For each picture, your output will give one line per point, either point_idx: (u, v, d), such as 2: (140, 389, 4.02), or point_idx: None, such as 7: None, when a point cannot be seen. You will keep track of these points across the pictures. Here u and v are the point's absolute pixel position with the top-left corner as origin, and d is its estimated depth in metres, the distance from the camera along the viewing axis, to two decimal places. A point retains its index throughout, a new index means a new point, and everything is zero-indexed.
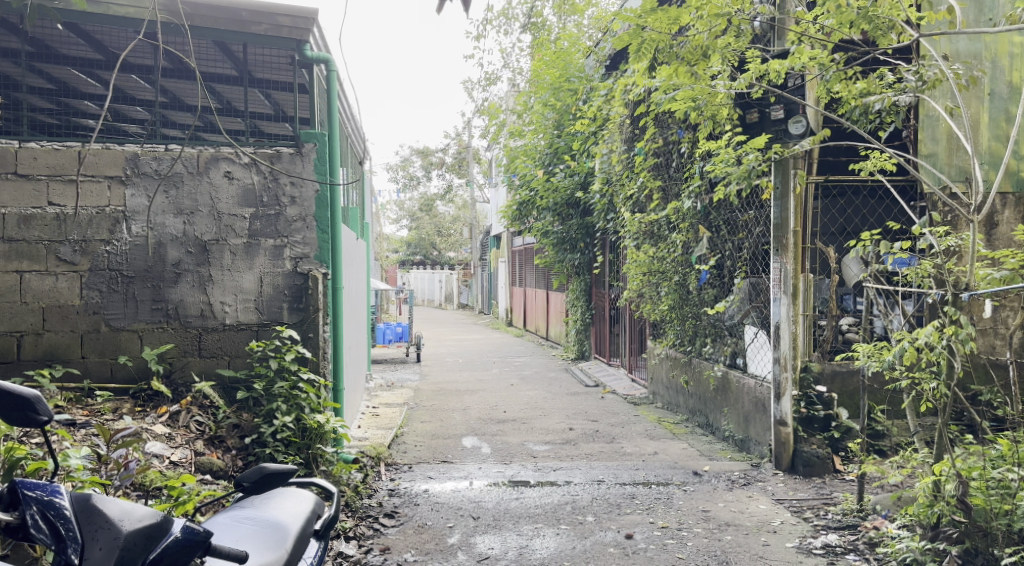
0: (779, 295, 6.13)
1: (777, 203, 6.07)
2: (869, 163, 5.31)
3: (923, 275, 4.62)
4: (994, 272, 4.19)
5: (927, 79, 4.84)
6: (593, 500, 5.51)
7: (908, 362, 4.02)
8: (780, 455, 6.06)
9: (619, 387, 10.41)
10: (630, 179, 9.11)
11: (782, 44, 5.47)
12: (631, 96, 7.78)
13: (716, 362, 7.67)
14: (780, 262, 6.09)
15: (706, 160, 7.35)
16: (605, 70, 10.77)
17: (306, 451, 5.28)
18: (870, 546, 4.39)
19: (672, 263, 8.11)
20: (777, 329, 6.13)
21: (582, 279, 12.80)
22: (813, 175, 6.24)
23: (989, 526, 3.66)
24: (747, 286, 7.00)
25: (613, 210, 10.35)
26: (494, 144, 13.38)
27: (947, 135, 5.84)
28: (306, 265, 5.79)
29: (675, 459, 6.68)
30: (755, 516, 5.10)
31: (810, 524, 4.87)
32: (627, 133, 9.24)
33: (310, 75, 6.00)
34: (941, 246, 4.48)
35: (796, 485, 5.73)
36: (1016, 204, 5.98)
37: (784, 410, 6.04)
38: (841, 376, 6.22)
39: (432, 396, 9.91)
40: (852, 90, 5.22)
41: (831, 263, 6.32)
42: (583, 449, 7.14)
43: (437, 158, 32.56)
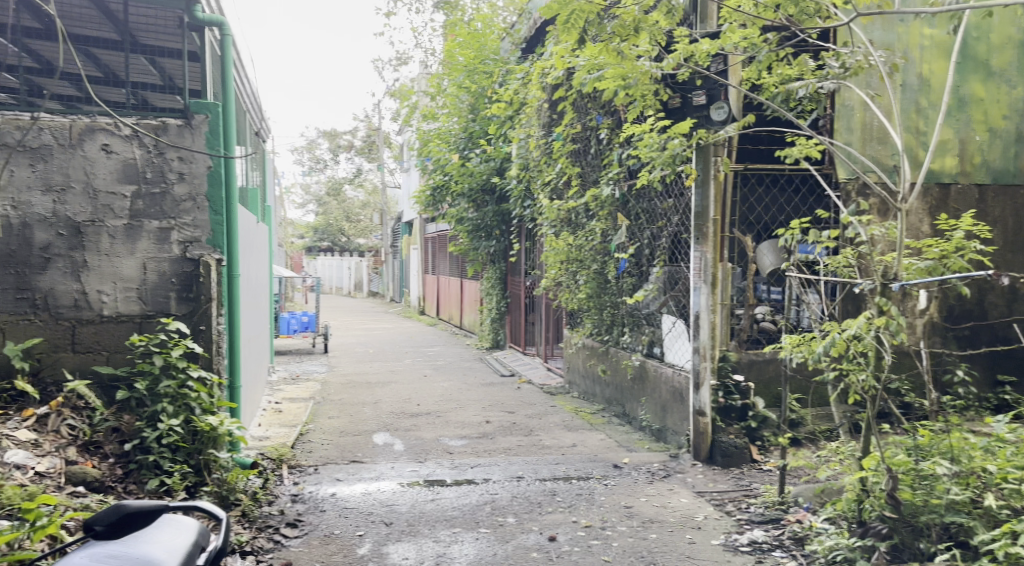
0: (699, 285, 6.01)
1: (698, 190, 5.95)
2: (793, 151, 5.22)
3: (843, 265, 4.58)
4: (918, 262, 4.13)
5: (850, 66, 4.79)
6: (513, 499, 5.25)
7: (838, 354, 3.92)
8: (699, 445, 5.97)
9: (535, 377, 10.22)
10: (549, 165, 8.75)
11: (707, 26, 5.29)
12: (549, 79, 7.47)
13: (634, 351, 7.55)
14: (700, 251, 5.98)
15: (626, 146, 7.17)
16: (521, 53, 10.49)
17: (197, 457, 4.75)
18: (796, 541, 4.30)
19: (591, 252, 7.86)
20: (696, 318, 6.01)
21: (496, 267, 12.56)
22: (733, 163, 6.14)
23: (917, 521, 3.66)
24: (664, 276, 6.86)
25: (530, 197, 10.06)
26: (405, 127, 12.73)
27: (862, 126, 5.77)
28: (196, 250, 5.20)
29: (594, 451, 6.50)
30: (678, 510, 4.97)
31: (733, 519, 4.77)
32: (545, 117, 8.86)
33: (200, 40, 5.42)
34: (865, 235, 4.44)
35: (715, 476, 5.66)
36: (924, 194, 5.57)
37: (703, 400, 5.94)
38: (758, 365, 6.18)
39: (339, 389, 9.38)
40: (774, 77, 5.21)
41: (749, 252, 6.22)
42: (500, 443, 6.86)
43: (344, 141, 31.35)
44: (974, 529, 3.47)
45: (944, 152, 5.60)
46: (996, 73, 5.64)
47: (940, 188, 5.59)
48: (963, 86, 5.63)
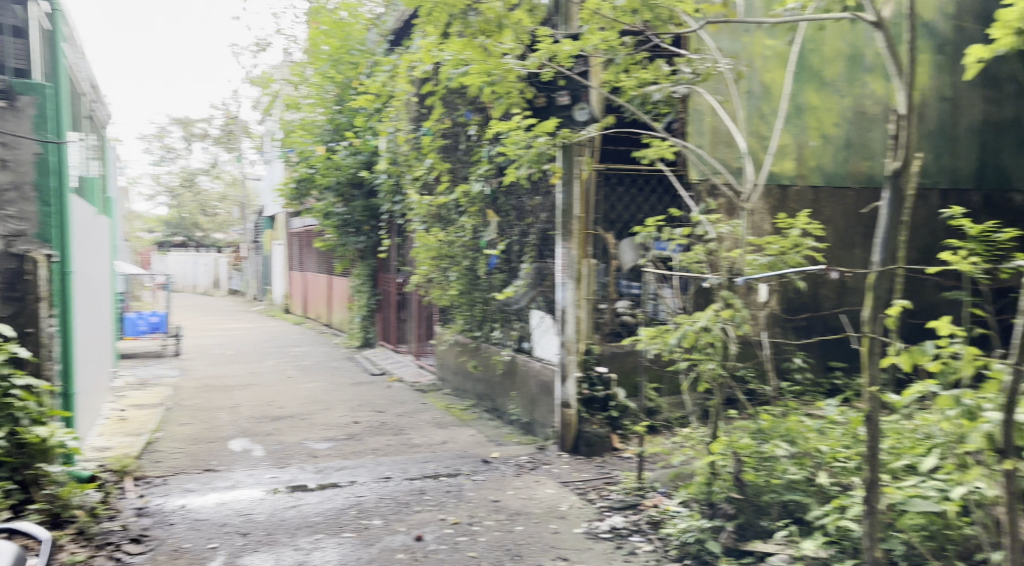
0: (565, 280, 6.17)
1: (563, 188, 6.10)
2: (649, 151, 5.43)
3: (695, 260, 4.86)
4: (759, 258, 4.49)
5: (700, 72, 5.14)
6: (379, 500, 5.13)
7: (689, 344, 4.16)
8: (564, 436, 6.12)
9: (405, 374, 10.09)
10: (418, 160, 8.56)
11: (570, 28, 5.34)
12: (416, 73, 7.35)
13: (504, 346, 7.62)
14: (566, 247, 6.15)
15: (495, 143, 7.21)
16: (389, 45, 10.31)
17: (23, 472, 4.29)
18: (653, 525, 4.48)
19: (461, 247, 7.74)
20: (562, 313, 6.16)
21: (365, 264, 12.18)
22: (596, 162, 6.28)
23: (759, 500, 3.97)
24: (533, 272, 6.98)
25: (399, 192, 9.90)
26: (267, 117, 12.15)
27: (712, 130, 5.99)
28: (22, 245, 4.74)
29: (464, 447, 6.50)
30: (544, 501, 5.05)
31: (595, 507, 4.91)
32: (413, 111, 8.75)
33: (26, 13, 4.84)
34: (714, 232, 4.75)
35: (580, 465, 5.82)
36: (767, 194, 6.01)
37: (569, 391, 6.11)
38: (619, 357, 6.31)
39: (194, 394, 8.83)
40: (632, 80, 5.31)
41: (611, 249, 6.37)
42: (367, 444, 6.71)
43: (200, 130, 29.57)
44: (809, 505, 3.83)
45: (783, 156, 6.04)
46: (828, 83, 6.13)
47: (780, 190, 6.04)
48: (800, 95, 6.09)
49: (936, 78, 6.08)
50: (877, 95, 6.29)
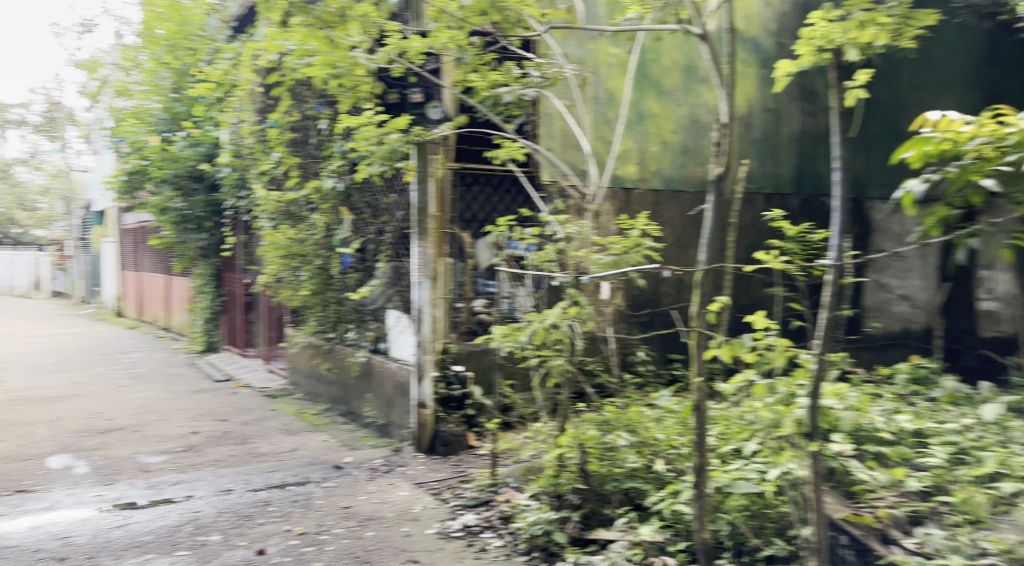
0: (422, 279, 6.08)
1: (417, 186, 6.00)
2: (501, 152, 5.44)
3: (546, 259, 4.97)
4: (604, 257, 4.67)
5: (549, 76, 5.29)
6: (219, 514, 4.83)
7: (539, 341, 4.26)
8: (420, 437, 6.02)
9: (253, 379, 9.60)
10: (264, 154, 8.15)
11: (421, 24, 5.26)
12: (260, 63, 6.99)
13: (358, 347, 7.43)
14: (421, 246, 6.06)
15: (346, 138, 7.00)
16: (231, 32, 9.76)
17: None
18: (504, 520, 4.53)
19: (313, 246, 7.35)
20: (418, 312, 6.07)
21: (208, 262, 11.48)
22: (450, 161, 6.23)
23: (603, 489, 4.12)
24: (390, 270, 6.85)
25: (245, 187, 9.39)
26: (93, 102, 11.13)
27: (562, 134, 6.06)
28: None
29: (314, 454, 6.26)
30: (396, 504, 4.96)
31: (448, 506, 4.89)
32: (258, 102, 8.32)
33: None
34: (563, 232, 4.88)
35: (435, 466, 5.77)
36: (613, 197, 6.26)
37: (424, 392, 5.99)
38: (476, 355, 6.26)
39: (5, 408, 7.91)
40: (484, 81, 5.25)
41: (468, 248, 6.26)
42: (208, 455, 6.30)
43: (16, 115, 26.63)
44: (647, 491, 4.04)
45: (627, 160, 6.32)
46: (666, 92, 6.49)
47: (624, 192, 6.31)
48: (641, 102, 6.40)
49: (761, 91, 6.59)
50: (710, 105, 6.71)
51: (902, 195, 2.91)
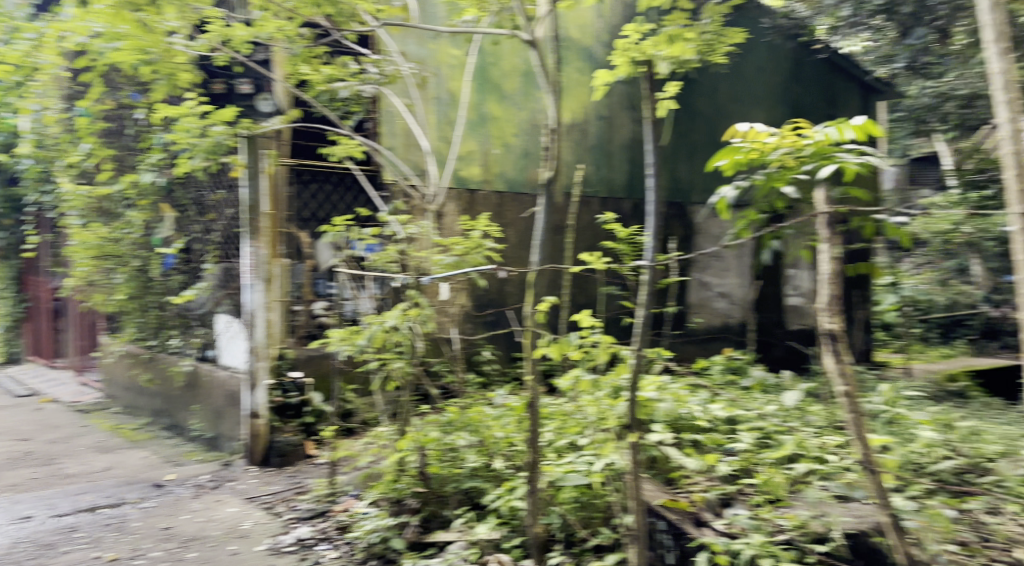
0: (254, 281, 5.49)
1: (247, 183, 5.36)
2: (337, 149, 5.23)
3: (388, 262, 4.78)
4: (446, 258, 4.58)
5: (387, 73, 5.19)
6: (13, 546, 4.30)
7: (378, 344, 4.05)
8: (253, 449, 5.53)
9: (63, 394, 8.68)
10: (71, 145, 7.39)
11: (245, 13, 5.04)
12: (62, 45, 6.32)
13: (183, 356, 6.90)
14: (253, 246, 5.46)
15: (167, 130, 6.49)
16: (32, 9, 8.78)
17: None
18: (340, 530, 4.36)
19: (130, 246, 6.70)
20: (250, 317, 5.49)
21: (9, 265, 10.19)
22: (283, 155, 5.68)
23: (443, 491, 4.07)
24: (219, 271, 6.40)
25: (51, 182, 8.47)
26: None
27: (405, 131, 5.71)
28: None
29: (131, 473, 5.74)
30: (224, 521, 4.63)
31: (280, 520, 4.62)
32: (65, 88, 7.53)
33: None
34: (404, 232, 4.73)
35: (268, 477, 5.39)
36: (458, 198, 6.13)
37: (258, 400, 5.48)
38: (315, 360, 5.84)
39: None
40: (319, 74, 5.00)
41: (306, 248, 5.83)
42: (3, 481, 5.60)
43: None
44: (485, 489, 4.07)
45: (470, 161, 6.20)
46: (508, 96, 6.44)
47: (469, 194, 6.16)
48: (483, 105, 6.29)
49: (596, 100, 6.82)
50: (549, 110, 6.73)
51: (716, 201, 3.18)
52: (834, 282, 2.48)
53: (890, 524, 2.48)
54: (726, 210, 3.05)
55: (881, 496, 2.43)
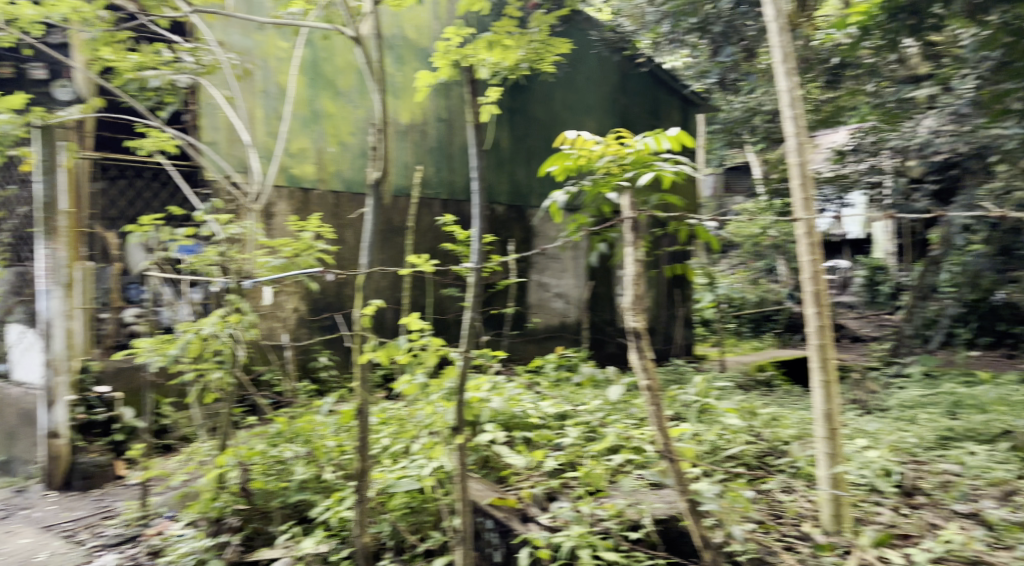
0: (51, 287, 4.97)
1: (41, 179, 4.89)
2: (144, 142, 4.53)
3: (207, 264, 4.29)
4: (271, 260, 4.30)
5: (204, 63, 4.82)
6: None
7: (193, 354, 3.74)
8: (52, 473, 4.96)
9: None
10: None
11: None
12: None
13: None
14: (50, 248, 4.95)
15: None
16: None
17: None
18: (152, 555, 4.01)
19: None
20: (47, 327, 4.96)
21: None
22: (86, 149, 5.22)
23: (267, 507, 3.77)
24: (10, 276, 5.69)
25: None
26: None
27: (228, 125, 5.34)
28: None
29: None
30: (13, 555, 4.12)
31: (83, 548, 4.17)
32: None
33: None
34: (225, 232, 4.38)
35: (71, 503, 4.84)
36: (290, 197, 5.50)
37: (57, 419, 4.93)
38: (126, 372, 5.36)
39: None
40: (126, 61, 4.44)
41: (114, 250, 5.36)
42: None
43: None
44: (314, 502, 3.76)
45: (305, 160, 5.61)
46: (343, 93, 5.86)
47: (303, 194, 5.56)
48: (315, 100, 5.70)
49: (437, 101, 6.31)
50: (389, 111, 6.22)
51: (548, 205, 3.31)
52: (639, 282, 2.62)
53: (687, 509, 2.72)
54: (559, 212, 3.20)
55: (678, 482, 2.64)
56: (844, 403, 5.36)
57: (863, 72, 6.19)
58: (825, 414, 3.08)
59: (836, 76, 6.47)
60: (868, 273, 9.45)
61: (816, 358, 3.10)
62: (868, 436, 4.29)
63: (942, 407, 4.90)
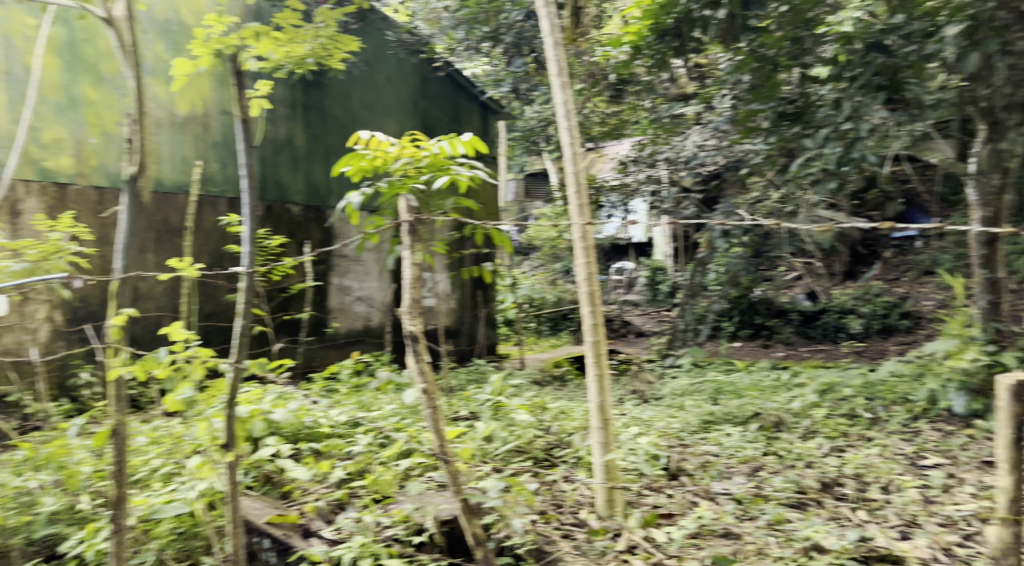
0: None
1: None
2: None
3: None
4: (13, 266, 3.79)
5: None
6: None
7: None
8: None
9: None
10: None
11: None
12: None
13: None
14: None
15: None
16: None
17: None
18: None
19: None
20: None
21: None
22: None
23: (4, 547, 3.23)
24: None
25: None
26: None
27: None
28: None
29: None
30: None
31: None
32: None
33: None
34: None
35: None
36: (41, 193, 4.74)
37: None
38: None
39: None
40: None
41: None
42: None
43: None
44: (66, 536, 3.33)
45: (60, 152, 4.85)
46: (108, 79, 5.09)
47: (59, 189, 4.83)
48: (72, 85, 4.92)
49: (219, 90, 5.37)
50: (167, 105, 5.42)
51: (344, 206, 3.30)
52: (417, 288, 2.67)
53: (463, 508, 2.77)
54: (356, 213, 3.20)
55: (453, 482, 2.68)
56: (625, 395, 5.75)
57: (640, 89, 6.71)
58: (599, 405, 3.25)
59: (619, 91, 6.92)
60: (650, 273, 10.33)
61: (590, 353, 3.27)
62: (643, 425, 4.63)
63: (706, 394, 5.44)
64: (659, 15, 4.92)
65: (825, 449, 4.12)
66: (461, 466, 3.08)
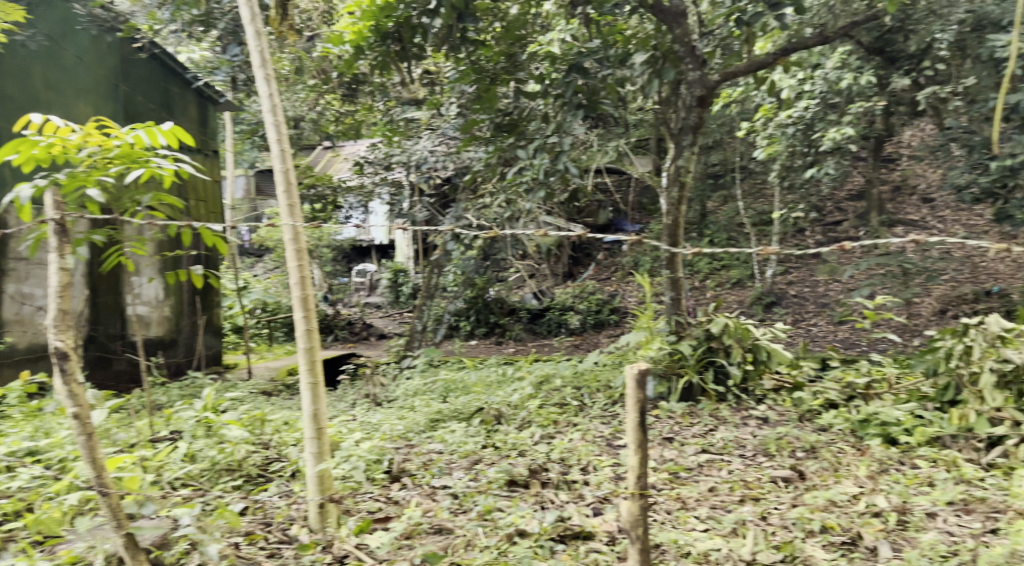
0: None
1: None
2: None
3: None
4: None
5: None
6: None
7: None
8: None
9: None
10: None
11: None
12: None
13: None
14: None
15: None
16: None
17: None
18: None
19: None
20: None
21: None
22: None
23: None
24: None
25: None
26: None
27: None
28: None
29: None
30: None
31: None
32: None
33: None
34: None
35: None
36: None
37: None
38: None
39: None
40: None
41: None
42: None
43: None
44: None
45: None
46: None
47: None
48: None
49: None
50: None
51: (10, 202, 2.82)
52: (65, 297, 2.47)
53: (128, 543, 2.57)
54: (29, 209, 2.76)
55: (114, 517, 2.51)
56: (357, 400, 5.67)
57: (374, 89, 6.51)
58: (314, 414, 3.04)
59: (353, 90, 6.78)
60: (391, 276, 10.34)
61: (304, 361, 3.01)
62: (368, 428, 4.58)
63: (435, 393, 5.56)
64: (379, 17, 4.72)
65: (536, 437, 4.42)
66: (132, 496, 2.77)
